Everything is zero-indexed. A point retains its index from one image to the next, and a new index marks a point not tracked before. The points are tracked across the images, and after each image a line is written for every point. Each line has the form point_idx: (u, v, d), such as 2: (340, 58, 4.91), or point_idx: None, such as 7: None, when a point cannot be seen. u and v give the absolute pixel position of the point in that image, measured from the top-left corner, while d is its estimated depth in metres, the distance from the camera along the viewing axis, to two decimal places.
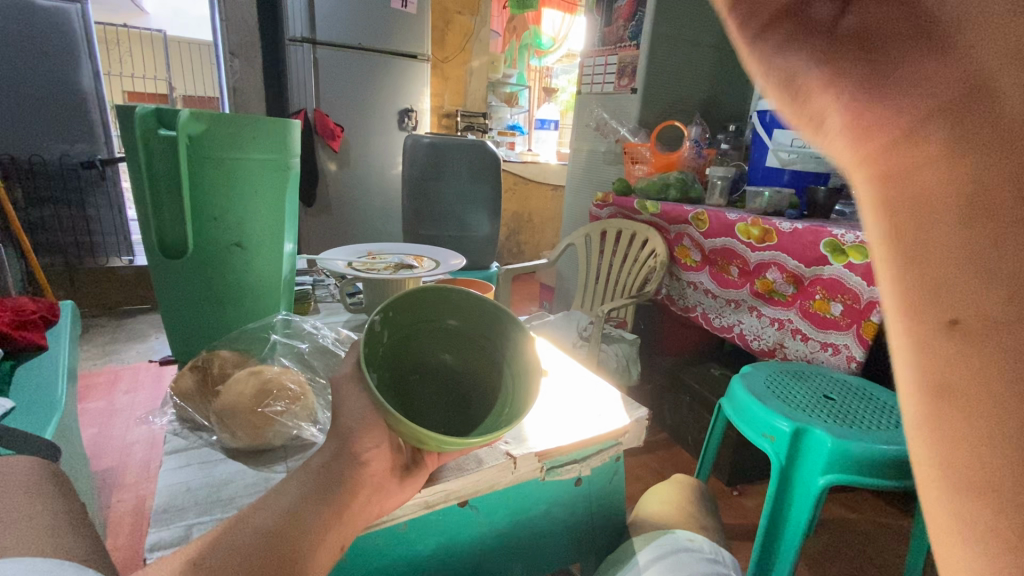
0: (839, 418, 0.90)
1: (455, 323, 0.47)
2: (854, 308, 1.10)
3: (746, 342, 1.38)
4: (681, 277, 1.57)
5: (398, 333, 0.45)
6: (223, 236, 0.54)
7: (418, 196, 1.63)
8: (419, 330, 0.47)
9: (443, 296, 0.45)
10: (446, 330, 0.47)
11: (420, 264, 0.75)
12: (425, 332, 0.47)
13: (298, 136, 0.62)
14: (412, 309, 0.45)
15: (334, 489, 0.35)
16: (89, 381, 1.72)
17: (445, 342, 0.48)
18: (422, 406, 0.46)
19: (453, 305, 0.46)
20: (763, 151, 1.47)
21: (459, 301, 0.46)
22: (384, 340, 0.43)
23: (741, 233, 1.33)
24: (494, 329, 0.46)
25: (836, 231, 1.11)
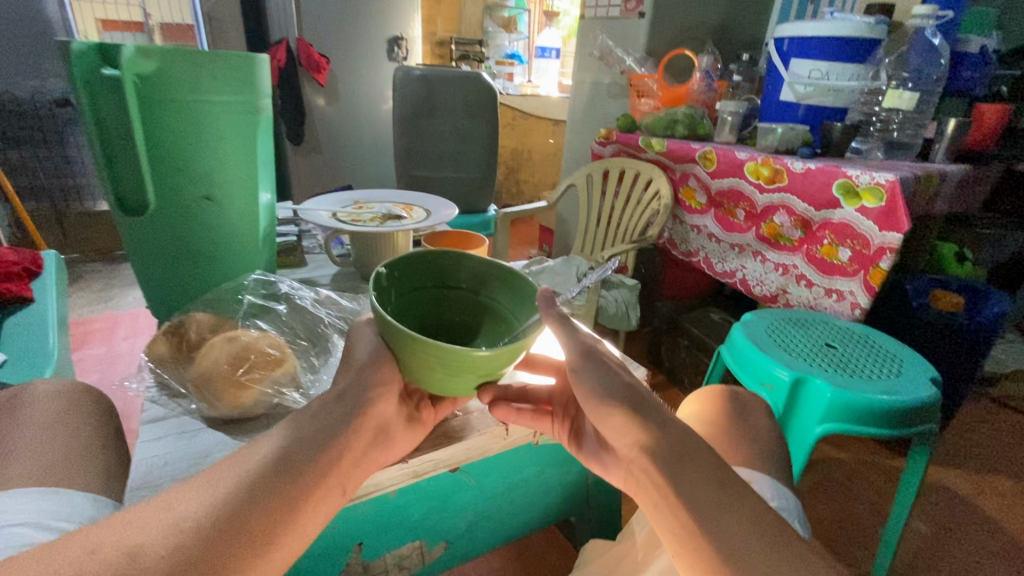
0: (839, 367, 0.88)
1: (463, 288, 0.46)
2: (863, 254, 1.07)
3: (748, 288, 1.36)
4: (684, 221, 1.52)
5: (409, 296, 0.44)
6: (189, 188, 0.49)
7: (411, 135, 1.55)
8: (431, 294, 0.45)
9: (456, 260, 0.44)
10: (457, 304, 0.46)
11: (409, 214, 0.70)
12: (435, 299, 0.45)
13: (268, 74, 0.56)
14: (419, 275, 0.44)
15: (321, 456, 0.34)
16: (88, 328, 1.72)
17: (454, 315, 0.46)
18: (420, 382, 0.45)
19: (465, 270, 0.45)
20: (778, 85, 1.38)
21: (466, 264, 0.45)
22: (393, 301, 0.42)
23: (750, 173, 1.27)
24: (503, 289, 0.44)
25: (850, 172, 1.06)
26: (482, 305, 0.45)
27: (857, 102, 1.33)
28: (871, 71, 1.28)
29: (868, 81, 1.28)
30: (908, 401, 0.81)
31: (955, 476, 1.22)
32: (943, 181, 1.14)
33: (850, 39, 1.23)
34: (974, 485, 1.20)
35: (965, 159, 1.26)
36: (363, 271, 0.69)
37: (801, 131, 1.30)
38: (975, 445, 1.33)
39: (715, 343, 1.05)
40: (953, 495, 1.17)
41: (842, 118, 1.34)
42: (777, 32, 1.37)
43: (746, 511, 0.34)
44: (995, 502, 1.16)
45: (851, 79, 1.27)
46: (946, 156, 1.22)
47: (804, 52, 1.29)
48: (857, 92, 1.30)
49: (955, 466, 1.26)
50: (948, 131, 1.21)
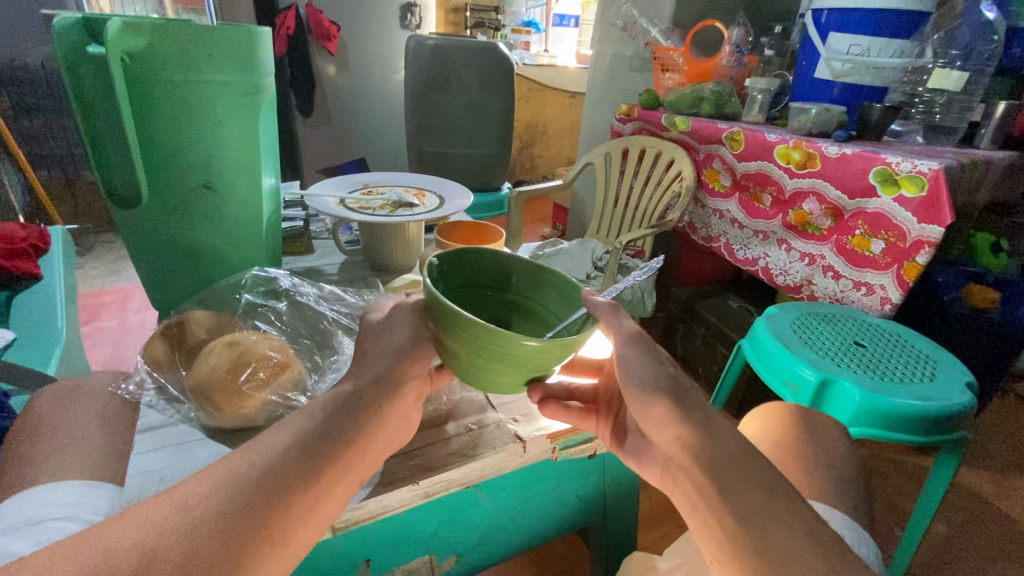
0: (869, 368, 0.84)
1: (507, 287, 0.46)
2: (898, 247, 1.01)
3: (770, 277, 1.30)
4: (707, 204, 1.46)
5: (461, 288, 0.45)
6: (187, 176, 0.46)
7: (424, 109, 1.49)
8: (476, 294, 0.46)
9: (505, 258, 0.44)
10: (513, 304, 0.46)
11: (421, 201, 0.66)
12: (481, 298, 0.46)
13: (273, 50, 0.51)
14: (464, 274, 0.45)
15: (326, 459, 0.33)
16: (99, 300, 1.72)
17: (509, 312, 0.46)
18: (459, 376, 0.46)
19: (516, 270, 0.45)
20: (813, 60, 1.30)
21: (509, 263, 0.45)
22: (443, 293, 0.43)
23: (780, 157, 1.20)
24: (546, 286, 0.44)
25: (890, 158, 0.99)
26: (527, 304, 0.46)
27: (898, 81, 1.24)
28: (917, 48, 1.19)
29: (913, 58, 1.19)
30: (943, 408, 0.77)
31: (978, 477, 1.19)
32: (989, 169, 1.06)
33: (896, 11, 1.14)
34: (998, 486, 1.17)
35: (1013, 145, 1.17)
36: (372, 260, 0.65)
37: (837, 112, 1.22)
38: (1001, 445, 1.29)
39: (737, 337, 1.01)
40: (976, 496, 1.14)
41: (879, 99, 1.26)
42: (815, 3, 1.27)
43: (799, 528, 0.34)
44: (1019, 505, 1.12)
45: (893, 56, 1.18)
46: (992, 142, 1.15)
47: (845, 25, 1.20)
48: (899, 71, 1.22)
49: (976, 465, 1.22)
50: (997, 115, 1.13)
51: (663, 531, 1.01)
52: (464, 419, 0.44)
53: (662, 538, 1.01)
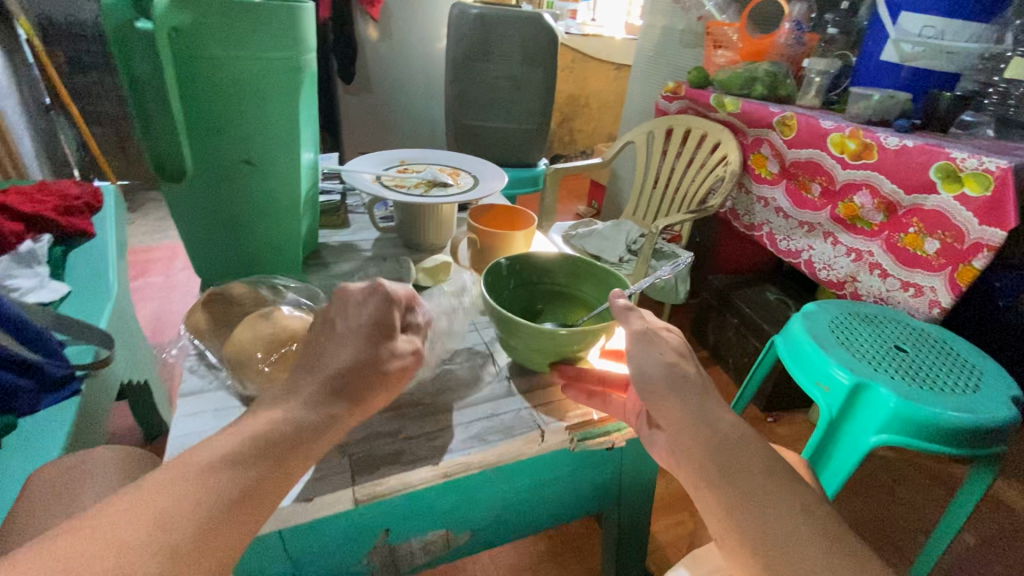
0: (908, 374, 0.81)
1: (555, 278, 0.54)
2: (953, 249, 0.96)
3: (812, 271, 1.26)
4: (751, 191, 1.40)
5: (520, 281, 0.54)
6: (229, 150, 0.47)
7: (464, 81, 1.47)
8: (528, 286, 0.54)
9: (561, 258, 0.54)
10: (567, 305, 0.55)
11: (455, 181, 0.66)
12: (530, 289, 0.54)
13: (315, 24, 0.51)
14: (519, 270, 0.53)
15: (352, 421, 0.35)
16: (149, 256, 1.81)
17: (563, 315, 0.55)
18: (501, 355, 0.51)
19: (558, 265, 0.54)
20: (880, 41, 1.21)
21: (557, 259, 0.54)
22: (505, 283, 0.52)
23: (833, 145, 1.14)
24: (588, 278, 0.53)
25: (955, 154, 0.93)
26: (571, 292, 0.54)
27: (973, 68, 1.15)
28: (998, 33, 1.11)
29: (992, 43, 1.10)
30: (983, 421, 0.73)
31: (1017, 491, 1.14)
32: None
33: None
34: None
35: None
36: (405, 239, 0.67)
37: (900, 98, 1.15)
38: None
39: (770, 332, 0.98)
40: (1011, 511, 1.09)
41: (951, 85, 1.20)
42: None
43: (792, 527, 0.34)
44: None
45: (968, 41, 1.10)
46: None
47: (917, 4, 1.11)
48: (974, 57, 1.13)
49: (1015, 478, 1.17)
50: None
51: (677, 519, 1.02)
52: (482, 405, 0.45)
53: (678, 525, 1.02)
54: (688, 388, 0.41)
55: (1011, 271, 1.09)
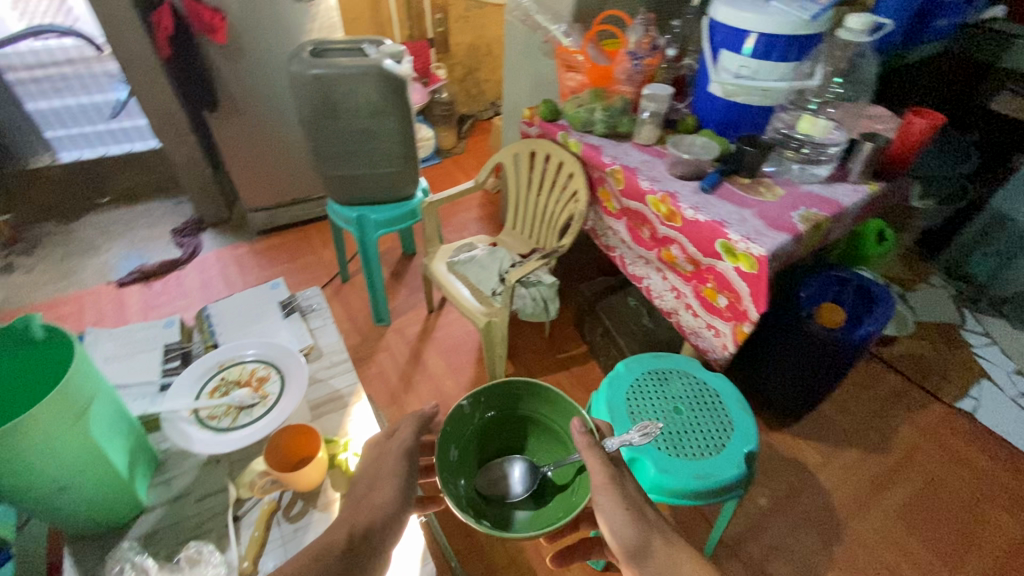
0: (671, 443, 1.05)
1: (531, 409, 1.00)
2: (735, 308, 1.16)
3: (651, 297, 1.44)
4: (603, 218, 1.52)
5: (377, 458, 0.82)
6: (43, 489, 0.62)
7: (319, 137, 1.48)
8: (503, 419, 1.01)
9: (534, 389, 0.98)
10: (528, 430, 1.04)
11: (262, 397, 0.79)
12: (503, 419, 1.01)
13: (80, 364, 0.62)
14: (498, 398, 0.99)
15: (357, 554, 0.63)
16: (57, 314, 1.88)
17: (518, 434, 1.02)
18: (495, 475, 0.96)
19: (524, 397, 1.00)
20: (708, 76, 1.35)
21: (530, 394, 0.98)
22: (472, 415, 0.97)
23: (651, 206, 1.26)
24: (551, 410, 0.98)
25: (730, 235, 1.09)
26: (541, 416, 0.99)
27: (785, 106, 1.31)
28: (802, 70, 1.27)
29: (796, 81, 1.27)
30: (713, 484, 1.00)
31: (815, 449, 1.58)
32: (839, 214, 1.21)
33: (783, 36, 1.20)
34: (824, 455, 1.57)
35: (882, 174, 1.29)
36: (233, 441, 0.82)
37: (716, 141, 1.31)
38: (845, 415, 1.66)
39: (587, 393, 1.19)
40: (801, 464, 1.54)
41: (768, 117, 1.34)
42: (710, 11, 1.30)
43: None
44: (833, 471, 1.53)
45: (778, 79, 1.26)
46: (858, 176, 1.26)
47: (733, 46, 1.26)
48: (784, 92, 1.29)
49: (816, 437, 1.61)
50: (863, 152, 1.23)
51: None
52: None
53: None
54: (646, 514, 0.80)
55: (813, 282, 1.45)
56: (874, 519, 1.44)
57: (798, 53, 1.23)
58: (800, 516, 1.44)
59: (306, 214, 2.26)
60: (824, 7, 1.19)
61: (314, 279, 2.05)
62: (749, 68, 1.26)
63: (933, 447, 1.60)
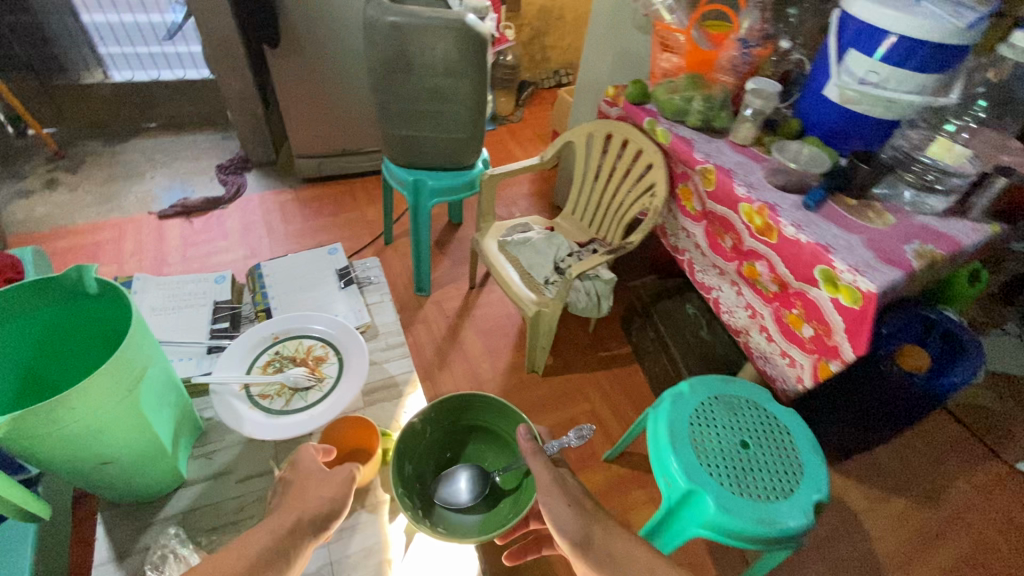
0: (736, 479, 0.97)
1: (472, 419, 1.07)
2: (822, 341, 1.06)
3: (718, 310, 1.34)
4: (678, 218, 1.41)
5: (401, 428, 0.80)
6: (87, 460, 0.59)
7: (387, 91, 1.38)
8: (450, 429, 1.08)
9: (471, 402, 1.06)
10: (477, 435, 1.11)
11: (317, 382, 0.75)
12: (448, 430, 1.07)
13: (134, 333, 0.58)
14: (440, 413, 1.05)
15: None
16: (97, 238, 1.84)
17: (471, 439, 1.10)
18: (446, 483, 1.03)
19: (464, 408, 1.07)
20: (825, 77, 1.21)
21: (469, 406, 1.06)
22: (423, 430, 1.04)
23: (743, 215, 1.14)
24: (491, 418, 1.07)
25: (836, 263, 0.98)
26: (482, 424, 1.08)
27: (912, 121, 1.16)
28: (942, 84, 1.11)
29: (932, 95, 1.11)
30: (778, 532, 0.92)
31: (861, 492, 1.50)
32: (957, 253, 1.08)
33: (930, 42, 1.04)
34: (868, 499, 1.49)
35: (1009, 214, 1.15)
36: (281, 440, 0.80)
37: (824, 151, 1.17)
38: (897, 460, 1.57)
39: (646, 408, 1.11)
40: (845, 505, 1.47)
41: (888, 132, 1.19)
42: (846, 2, 1.14)
43: None
44: (877, 518, 1.45)
45: (912, 91, 1.11)
46: (982, 212, 1.12)
47: (867, 46, 1.11)
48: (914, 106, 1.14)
49: (863, 480, 1.52)
50: (995, 187, 1.09)
51: None
52: None
53: None
54: None
55: (898, 317, 1.30)
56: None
57: (943, 65, 1.07)
58: (839, 562, 1.36)
59: (354, 167, 2.18)
60: (983, 16, 1.04)
61: (357, 237, 1.98)
62: (880, 73, 1.11)
63: (988, 509, 1.49)
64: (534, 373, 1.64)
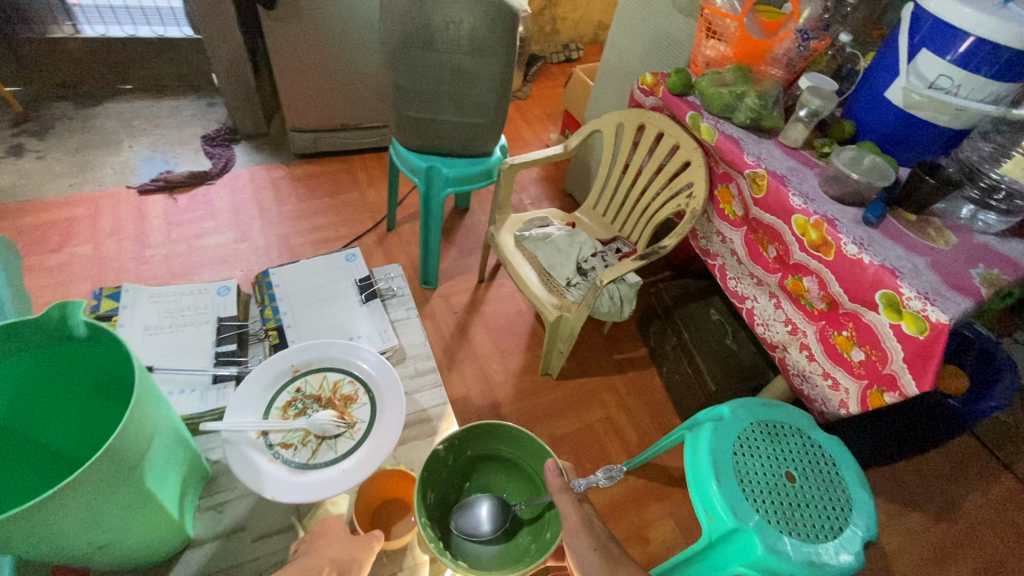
0: (783, 516, 0.91)
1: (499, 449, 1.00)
2: (874, 368, 0.99)
3: (752, 322, 1.26)
4: (713, 221, 1.31)
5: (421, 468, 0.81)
6: (88, 544, 0.57)
7: (403, 67, 1.23)
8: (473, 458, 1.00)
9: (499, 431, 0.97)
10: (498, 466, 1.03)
11: (346, 434, 0.74)
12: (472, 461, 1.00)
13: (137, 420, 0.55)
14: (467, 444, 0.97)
15: None
16: (71, 214, 1.67)
17: (485, 467, 1.03)
18: (466, 513, 0.96)
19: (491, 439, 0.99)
20: (889, 77, 1.10)
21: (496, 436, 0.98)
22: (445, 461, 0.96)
23: (795, 227, 1.06)
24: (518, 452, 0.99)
25: (902, 289, 0.90)
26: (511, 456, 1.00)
27: (982, 130, 1.07)
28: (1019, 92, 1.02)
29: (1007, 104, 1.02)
30: (828, 575, 0.87)
31: (878, 507, 1.47)
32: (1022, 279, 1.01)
33: (1017, 46, 0.95)
34: (886, 514, 1.46)
35: None
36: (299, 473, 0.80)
37: (884, 160, 1.08)
38: (914, 474, 1.55)
39: (684, 431, 1.04)
40: None
41: (953, 140, 1.11)
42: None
43: None
44: (895, 534, 1.43)
45: (985, 99, 1.02)
46: None
47: (944, 46, 1.00)
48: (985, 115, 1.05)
49: (881, 495, 1.50)
50: None
51: None
52: None
53: None
54: None
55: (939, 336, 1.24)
56: None
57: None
58: None
59: (354, 144, 2.02)
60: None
61: (358, 221, 1.84)
62: (955, 78, 1.01)
63: (1002, 524, 1.48)
64: (548, 376, 1.56)
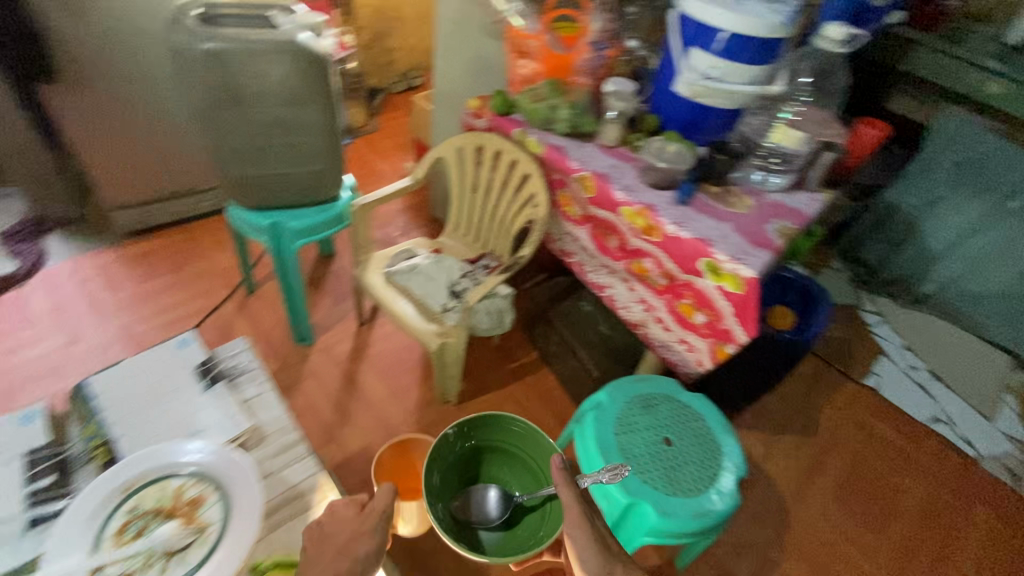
0: (668, 478, 0.99)
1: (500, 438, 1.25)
2: (715, 327, 1.12)
3: (615, 308, 1.36)
4: (562, 222, 1.40)
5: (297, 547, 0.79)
6: None
7: (217, 128, 1.20)
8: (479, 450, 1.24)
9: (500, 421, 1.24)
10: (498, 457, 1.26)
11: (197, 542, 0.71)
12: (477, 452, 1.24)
13: None
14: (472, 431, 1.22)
15: None
16: None
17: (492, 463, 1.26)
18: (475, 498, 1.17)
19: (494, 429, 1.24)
20: (672, 74, 1.26)
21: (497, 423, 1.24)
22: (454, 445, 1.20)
23: (626, 217, 1.17)
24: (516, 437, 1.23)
25: (716, 254, 1.03)
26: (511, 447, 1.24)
27: (751, 106, 1.25)
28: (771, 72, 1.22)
29: (764, 84, 1.21)
30: (713, 519, 0.97)
31: (758, 440, 1.66)
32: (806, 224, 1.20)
33: (758, 37, 1.13)
34: (764, 445, 1.65)
35: (835, 181, 1.31)
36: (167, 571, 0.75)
37: (685, 145, 1.23)
38: (780, 403, 1.76)
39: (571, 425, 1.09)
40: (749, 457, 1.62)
41: (734, 118, 1.28)
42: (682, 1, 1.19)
43: None
44: (775, 460, 1.62)
45: (748, 82, 1.20)
46: (817, 183, 1.25)
47: (706, 43, 1.17)
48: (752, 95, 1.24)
49: (758, 429, 1.69)
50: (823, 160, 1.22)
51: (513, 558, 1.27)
52: None
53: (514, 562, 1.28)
54: None
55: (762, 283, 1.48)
56: (814, 502, 1.55)
57: (770, 56, 1.17)
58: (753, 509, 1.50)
59: (191, 211, 1.86)
60: (794, 9, 1.15)
61: (211, 292, 1.70)
62: (720, 68, 1.18)
63: (853, 426, 1.74)
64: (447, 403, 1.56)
